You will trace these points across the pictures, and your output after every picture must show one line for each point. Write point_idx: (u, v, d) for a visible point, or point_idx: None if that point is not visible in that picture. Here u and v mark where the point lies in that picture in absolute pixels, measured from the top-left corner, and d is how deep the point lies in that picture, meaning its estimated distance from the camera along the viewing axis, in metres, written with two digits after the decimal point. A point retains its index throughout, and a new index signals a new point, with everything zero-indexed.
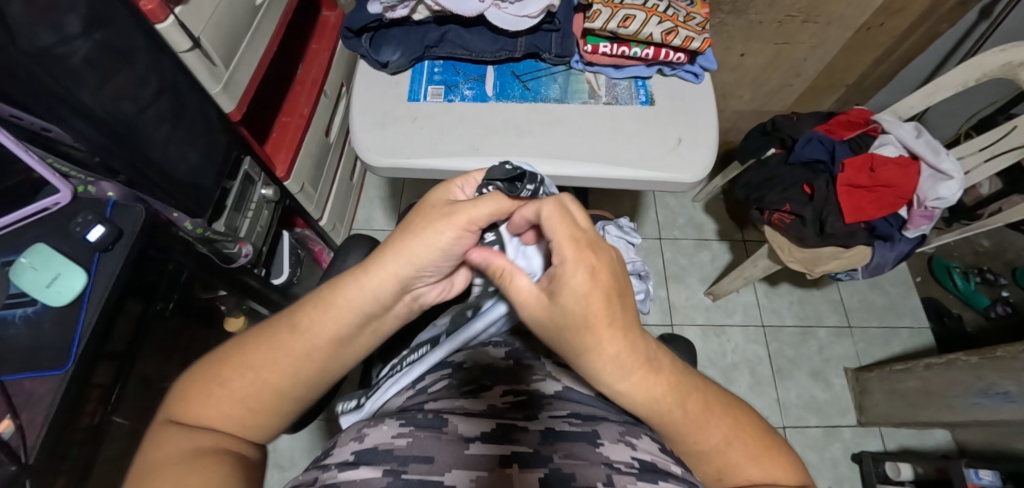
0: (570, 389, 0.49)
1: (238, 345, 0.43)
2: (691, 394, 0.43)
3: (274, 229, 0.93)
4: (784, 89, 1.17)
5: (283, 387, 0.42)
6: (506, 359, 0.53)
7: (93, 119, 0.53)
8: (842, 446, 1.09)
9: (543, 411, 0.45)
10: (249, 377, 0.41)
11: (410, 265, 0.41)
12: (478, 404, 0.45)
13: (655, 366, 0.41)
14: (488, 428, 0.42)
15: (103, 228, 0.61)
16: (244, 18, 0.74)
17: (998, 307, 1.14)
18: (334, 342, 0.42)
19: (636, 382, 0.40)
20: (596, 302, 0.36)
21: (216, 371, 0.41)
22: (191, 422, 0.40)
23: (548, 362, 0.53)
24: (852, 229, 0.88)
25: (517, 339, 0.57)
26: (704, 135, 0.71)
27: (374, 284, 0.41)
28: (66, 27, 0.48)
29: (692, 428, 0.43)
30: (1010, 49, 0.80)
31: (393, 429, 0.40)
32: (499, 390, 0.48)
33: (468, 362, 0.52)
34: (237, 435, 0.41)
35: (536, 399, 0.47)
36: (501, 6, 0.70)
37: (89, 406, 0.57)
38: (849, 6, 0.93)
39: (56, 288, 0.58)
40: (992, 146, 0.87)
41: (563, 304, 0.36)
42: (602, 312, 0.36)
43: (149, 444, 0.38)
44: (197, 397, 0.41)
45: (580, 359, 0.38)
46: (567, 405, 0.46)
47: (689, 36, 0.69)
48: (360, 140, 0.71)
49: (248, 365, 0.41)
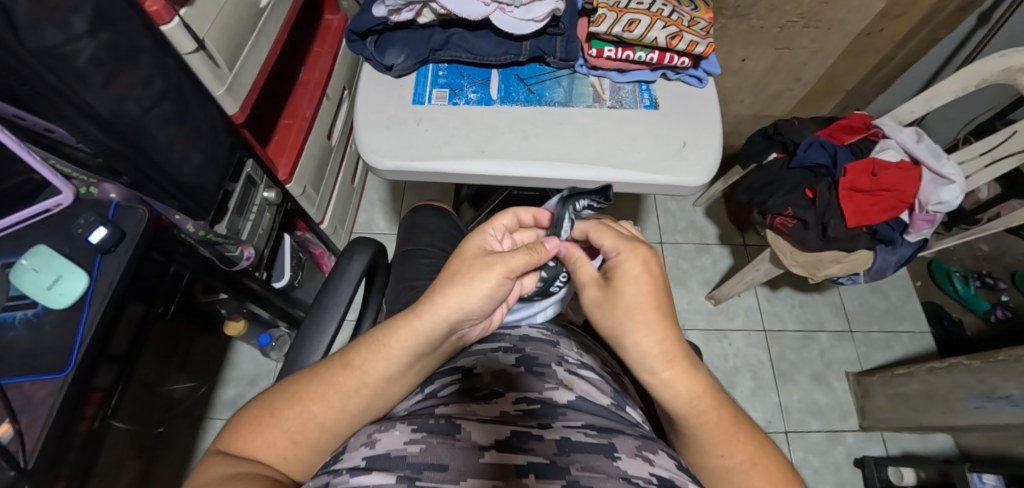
0: (581, 399, 0.48)
1: (292, 381, 0.48)
2: (723, 413, 0.46)
3: (276, 233, 0.93)
4: (785, 94, 1.17)
5: (327, 421, 0.45)
6: (516, 366, 0.52)
7: (98, 120, 0.53)
8: (844, 450, 1.09)
9: (556, 421, 0.44)
10: (299, 411, 0.45)
11: (457, 298, 0.45)
12: (490, 411, 0.45)
13: (701, 379, 0.46)
14: (502, 435, 0.41)
15: (105, 230, 0.60)
16: (248, 20, 0.74)
17: (999, 311, 1.14)
18: (382, 378, 0.46)
19: (680, 385, 0.45)
20: (656, 306, 0.45)
21: (269, 406, 0.46)
22: (238, 453, 0.43)
23: (558, 370, 0.52)
24: (854, 232, 0.88)
25: (527, 345, 0.57)
26: (708, 139, 0.71)
27: (422, 325, 0.46)
28: (71, 27, 0.48)
29: (720, 444, 0.46)
30: (1010, 54, 0.80)
31: (405, 435, 0.40)
32: (511, 397, 0.47)
33: (479, 369, 0.51)
34: (283, 471, 0.44)
35: (549, 408, 0.46)
36: (507, 10, 0.70)
37: (89, 410, 0.55)
38: (850, 11, 0.94)
39: (57, 289, 0.58)
40: (993, 151, 0.88)
41: (619, 297, 0.46)
42: (647, 298, 0.45)
43: (199, 470, 0.42)
44: (248, 430, 0.45)
45: (626, 330, 0.45)
46: (580, 415, 0.45)
47: (693, 41, 0.70)
48: (365, 143, 0.71)
49: (300, 398, 0.45)
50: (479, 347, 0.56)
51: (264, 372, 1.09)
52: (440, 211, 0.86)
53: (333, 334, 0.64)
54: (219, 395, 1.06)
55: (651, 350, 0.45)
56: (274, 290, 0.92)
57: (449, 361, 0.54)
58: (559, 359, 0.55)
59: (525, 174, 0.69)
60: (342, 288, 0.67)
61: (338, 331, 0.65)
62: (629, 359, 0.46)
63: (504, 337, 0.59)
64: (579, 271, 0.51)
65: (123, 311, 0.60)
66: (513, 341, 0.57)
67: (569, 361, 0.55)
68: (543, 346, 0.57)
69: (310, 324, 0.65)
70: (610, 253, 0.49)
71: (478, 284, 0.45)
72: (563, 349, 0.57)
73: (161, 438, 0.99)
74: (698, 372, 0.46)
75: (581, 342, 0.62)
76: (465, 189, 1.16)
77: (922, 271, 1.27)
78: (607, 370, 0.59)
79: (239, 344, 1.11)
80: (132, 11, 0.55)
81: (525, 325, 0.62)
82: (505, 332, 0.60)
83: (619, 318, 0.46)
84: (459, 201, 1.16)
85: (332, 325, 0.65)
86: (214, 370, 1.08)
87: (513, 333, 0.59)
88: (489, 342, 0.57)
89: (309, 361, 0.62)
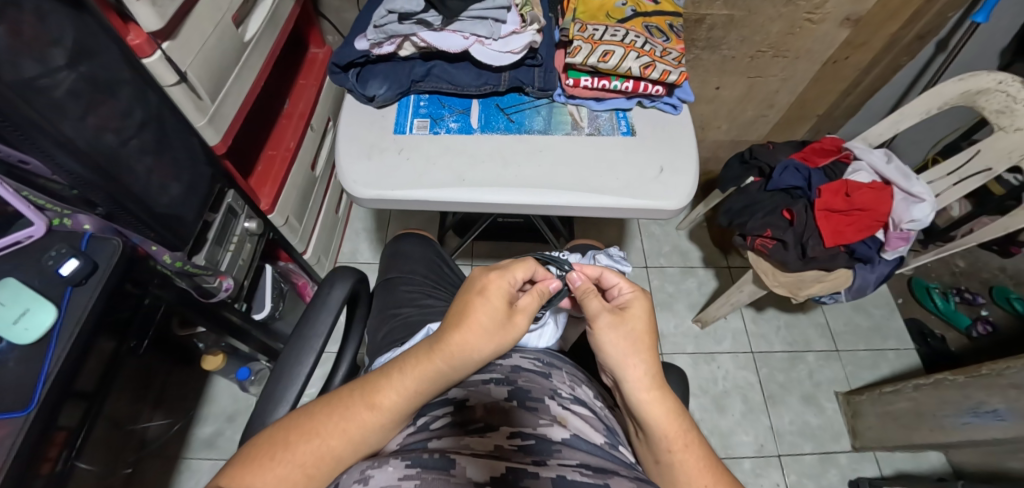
0: (575, 437, 0.47)
1: (308, 414, 0.46)
2: (696, 448, 0.48)
3: (257, 264, 0.91)
4: (759, 120, 1.22)
5: (342, 456, 0.44)
6: (509, 399, 0.50)
7: (77, 153, 0.52)
8: (839, 472, 1.07)
9: (551, 458, 0.43)
10: (316, 443, 0.43)
11: (492, 347, 0.46)
12: (484, 445, 0.44)
13: (675, 414, 0.48)
14: (497, 472, 0.40)
15: (76, 262, 0.59)
16: (232, 54, 0.75)
17: (980, 326, 1.16)
18: (403, 413, 0.46)
19: (655, 416, 0.48)
20: (639, 342, 0.49)
21: (284, 438, 0.44)
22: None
23: (552, 404, 0.51)
24: (833, 252, 0.90)
25: (519, 376, 0.54)
26: (685, 163, 0.73)
27: (456, 373, 0.46)
28: (50, 59, 0.48)
29: (695, 475, 0.47)
30: (968, 78, 0.84)
31: (399, 470, 0.40)
32: (505, 432, 0.46)
33: (471, 401, 0.49)
34: None
35: (544, 444, 0.44)
36: (485, 42, 0.73)
37: (51, 452, 0.53)
38: (816, 41, 0.99)
39: (23, 324, 0.56)
40: (961, 169, 0.91)
41: (626, 324, 0.50)
42: (644, 336, 0.50)
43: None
44: (258, 461, 0.43)
45: (629, 347, 0.49)
46: (576, 453, 0.44)
47: (666, 70, 0.72)
48: (345, 172, 0.71)
49: (317, 432, 0.44)
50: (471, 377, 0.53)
51: (243, 406, 1.05)
52: (423, 239, 0.86)
53: (309, 368, 0.62)
54: (195, 433, 1.02)
55: (646, 364, 0.49)
56: (254, 322, 0.90)
57: None
58: (552, 393, 0.52)
59: (506, 201, 0.70)
60: (322, 317, 0.65)
61: (314, 365, 0.63)
62: (628, 378, 0.48)
63: (495, 367, 0.56)
64: (589, 302, 0.51)
65: (91, 346, 0.58)
66: (505, 371, 0.55)
67: (562, 395, 0.53)
68: (535, 377, 0.54)
69: (289, 356, 0.63)
70: (620, 292, 0.54)
71: (506, 334, 0.47)
72: (555, 381, 0.55)
73: (130, 479, 0.94)
74: (672, 408, 0.48)
75: (574, 372, 0.60)
76: (450, 217, 1.17)
77: (903, 287, 1.29)
78: (599, 403, 0.57)
79: (216, 380, 1.08)
80: (115, 44, 0.56)
81: (516, 354, 0.59)
82: (495, 360, 0.57)
83: (626, 340, 0.49)
84: (444, 229, 1.16)
85: (310, 357, 0.63)
86: (189, 407, 1.05)
87: (503, 363, 0.56)
88: (479, 372, 0.54)
89: (287, 395, 0.60)
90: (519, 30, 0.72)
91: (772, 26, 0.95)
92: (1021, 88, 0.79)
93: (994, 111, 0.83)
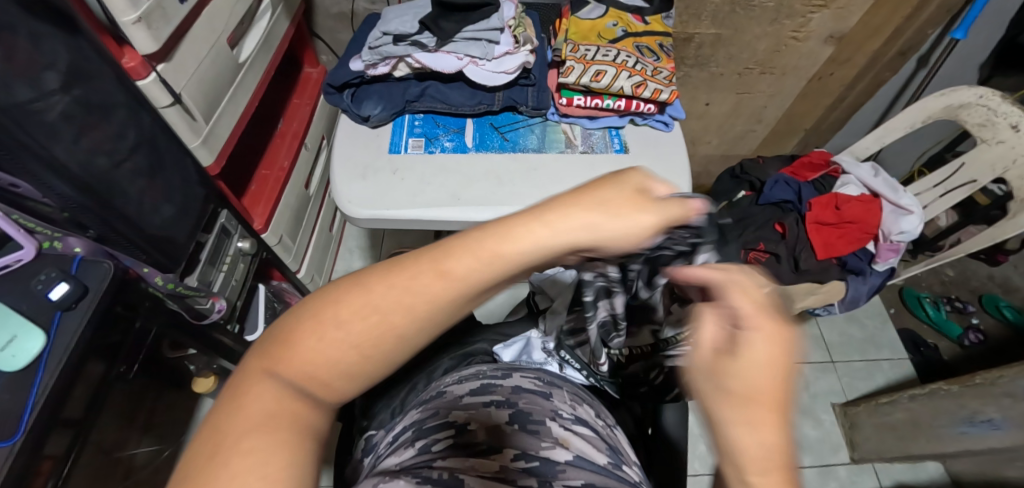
0: (580, 459, 0.45)
1: (361, 285, 0.32)
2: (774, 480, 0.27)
3: (249, 284, 0.90)
4: (748, 135, 1.24)
5: (409, 335, 0.33)
6: (509, 423, 0.49)
7: (68, 176, 0.51)
8: (839, 485, 1.07)
9: (556, 481, 0.42)
10: (372, 321, 0.31)
11: (587, 213, 0.34)
12: (489, 467, 0.43)
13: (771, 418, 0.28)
14: None
15: (67, 285, 0.58)
16: (227, 75, 0.76)
17: (971, 335, 1.19)
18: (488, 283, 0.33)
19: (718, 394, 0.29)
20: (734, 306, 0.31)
21: (335, 309, 0.31)
22: (297, 370, 0.31)
23: (554, 425, 0.49)
24: (824, 264, 0.91)
25: (520, 398, 0.52)
26: (679, 181, 0.73)
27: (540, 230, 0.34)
28: (44, 83, 0.48)
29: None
30: (950, 93, 0.86)
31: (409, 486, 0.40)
32: (509, 454, 0.45)
33: (472, 425, 0.48)
34: (333, 386, 0.32)
35: (548, 466, 0.44)
36: (479, 63, 0.74)
37: (37, 482, 0.52)
38: (802, 57, 1.02)
39: (11, 350, 0.55)
40: (946, 182, 0.94)
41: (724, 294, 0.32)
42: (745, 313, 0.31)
43: (239, 395, 0.29)
44: (298, 344, 0.31)
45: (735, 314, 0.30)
46: (581, 473, 0.43)
47: (658, 89, 0.73)
48: (340, 192, 0.71)
49: (374, 308, 0.32)
50: (470, 400, 0.52)
51: None
52: None
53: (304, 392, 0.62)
54: None
55: (789, 458, 0.27)
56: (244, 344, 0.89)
57: (439, 413, 0.50)
58: (553, 414, 0.51)
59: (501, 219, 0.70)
60: None
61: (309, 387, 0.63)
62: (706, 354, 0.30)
63: (496, 388, 0.54)
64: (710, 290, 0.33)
65: (84, 372, 0.57)
66: (506, 393, 0.53)
67: (564, 415, 0.52)
68: (536, 398, 0.53)
69: None
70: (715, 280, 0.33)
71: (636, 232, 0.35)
72: (556, 401, 0.53)
73: None
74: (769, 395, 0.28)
75: (575, 391, 0.58)
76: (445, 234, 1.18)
77: (894, 298, 1.30)
78: (601, 421, 0.55)
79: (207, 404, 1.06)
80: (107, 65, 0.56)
81: (516, 374, 0.57)
82: (496, 382, 0.55)
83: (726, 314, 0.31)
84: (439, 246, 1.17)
85: None
86: None
87: (504, 384, 0.54)
88: (479, 395, 0.52)
89: None
90: (513, 51, 0.74)
91: (758, 44, 0.97)
92: (1001, 102, 0.81)
93: (976, 124, 0.85)
